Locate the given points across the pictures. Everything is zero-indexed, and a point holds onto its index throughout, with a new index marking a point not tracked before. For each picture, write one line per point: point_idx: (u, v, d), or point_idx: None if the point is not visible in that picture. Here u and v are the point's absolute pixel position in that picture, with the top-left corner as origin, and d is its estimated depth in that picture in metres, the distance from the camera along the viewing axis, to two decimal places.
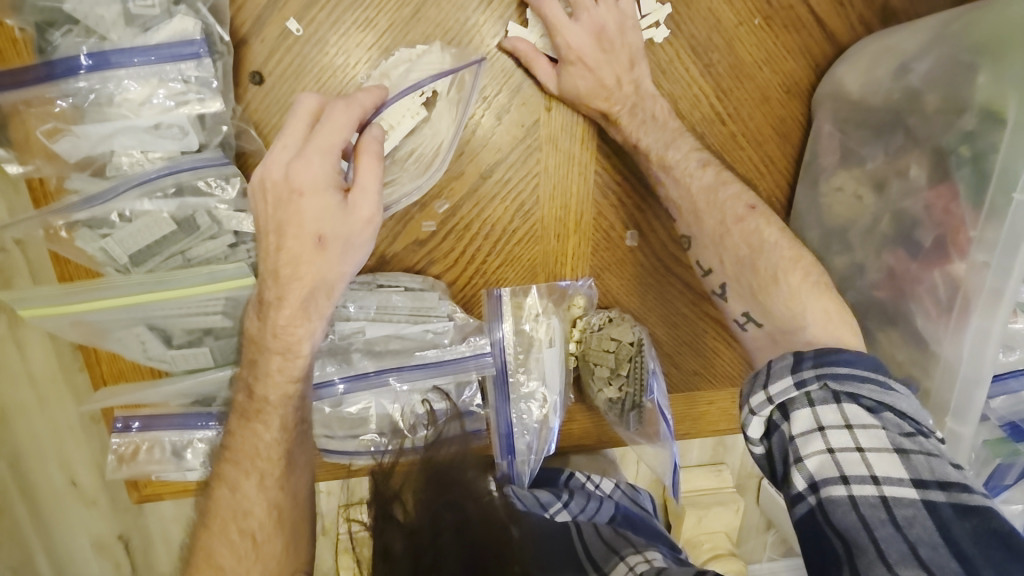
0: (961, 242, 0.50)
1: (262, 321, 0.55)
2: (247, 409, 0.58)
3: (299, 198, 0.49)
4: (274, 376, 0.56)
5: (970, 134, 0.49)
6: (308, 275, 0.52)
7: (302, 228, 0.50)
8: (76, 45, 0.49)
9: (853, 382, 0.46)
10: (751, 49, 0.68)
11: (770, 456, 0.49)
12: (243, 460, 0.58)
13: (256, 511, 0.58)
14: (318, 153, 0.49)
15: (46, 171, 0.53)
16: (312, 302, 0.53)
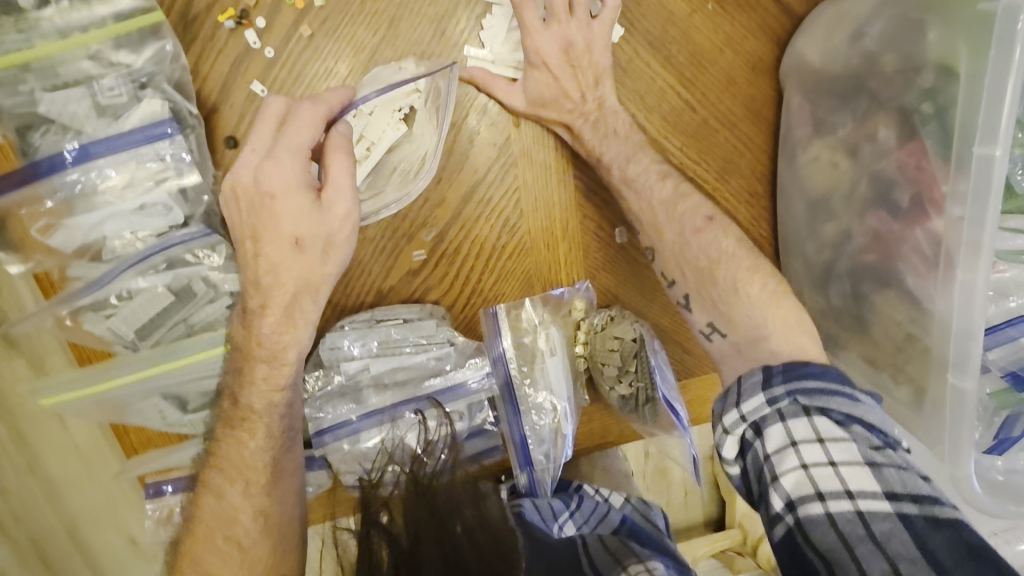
0: (938, 198, 0.50)
1: (248, 330, 0.55)
2: (232, 416, 0.57)
3: (272, 202, 0.50)
4: (259, 384, 0.55)
5: (931, 91, 0.50)
6: (290, 280, 0.53)
7: (279, 232, 0.51)
8: (56, 143, 0.52)
9: (822, 396, 0.47)
10: (709, 34, 0.68)
11: (747, 475, 0.49)
12: (227, 467, 0.57)
13: (242, 519, 0.57)
14: (287, 152, 0.50)
15: (47, 264, 0.55)
16: (297, 307, 0.54)
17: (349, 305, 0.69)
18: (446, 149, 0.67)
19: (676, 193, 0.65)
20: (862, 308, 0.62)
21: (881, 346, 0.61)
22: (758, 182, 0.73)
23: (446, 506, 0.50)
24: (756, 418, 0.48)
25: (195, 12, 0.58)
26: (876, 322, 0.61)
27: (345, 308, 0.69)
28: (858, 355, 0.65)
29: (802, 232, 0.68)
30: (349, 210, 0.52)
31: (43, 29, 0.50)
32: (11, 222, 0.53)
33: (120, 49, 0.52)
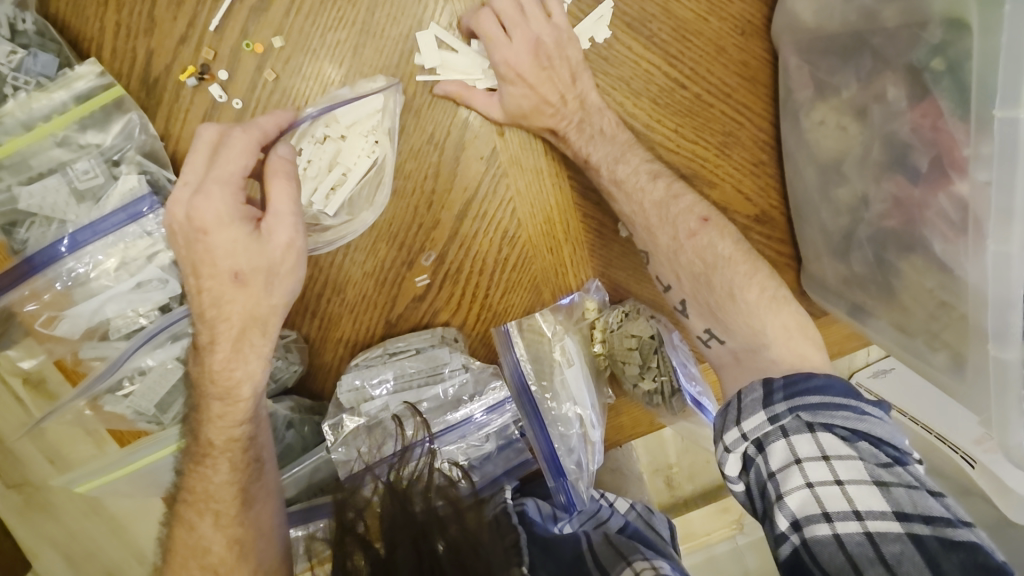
0: (959, 161, 0.46)
1: (200, 367, 0.54)
2: (194, 452, 0.57)
3: (205, 236, 0.49)
4: (217, 420, 0.55)
5: (941, 46, 0.46)
6: (235, 314, 0.51)
7: (216, 267, 0.49)
8: (43, 235, 0.51)
9: (826, 412, 0.50)
10: (690, 4, 0.64)
11: (750, 491, 0.52)
12: (196, 498, 0.57)
13: (215, 548, 0.57)
14: (217, 184, 0.48)
15: (59, 351, 0.55)
16: (246, 341, 0.53)
17: (362, 339, 0.69)
18: (433, 169, 0.64)
19: (667, 194, 0.63)
20: (888, 274, 0.59)
21: (913, 312, 0.58)
22: (761, 150, 0.70)
23: (423, 516, 0.53)
24: (757, 436, 0.51)
25: (158, 75, 0.56)
26: (904, 288, 0.58)
27: (357, 342, 0.69)
28: (888, 323, 0.62)
29: (816, 198, 0.64)
30: (287, 236, 0.50)
31: (7, 124, 0.49)
32: (12, 319, 0.53)
33: (87, 130, 0.51)
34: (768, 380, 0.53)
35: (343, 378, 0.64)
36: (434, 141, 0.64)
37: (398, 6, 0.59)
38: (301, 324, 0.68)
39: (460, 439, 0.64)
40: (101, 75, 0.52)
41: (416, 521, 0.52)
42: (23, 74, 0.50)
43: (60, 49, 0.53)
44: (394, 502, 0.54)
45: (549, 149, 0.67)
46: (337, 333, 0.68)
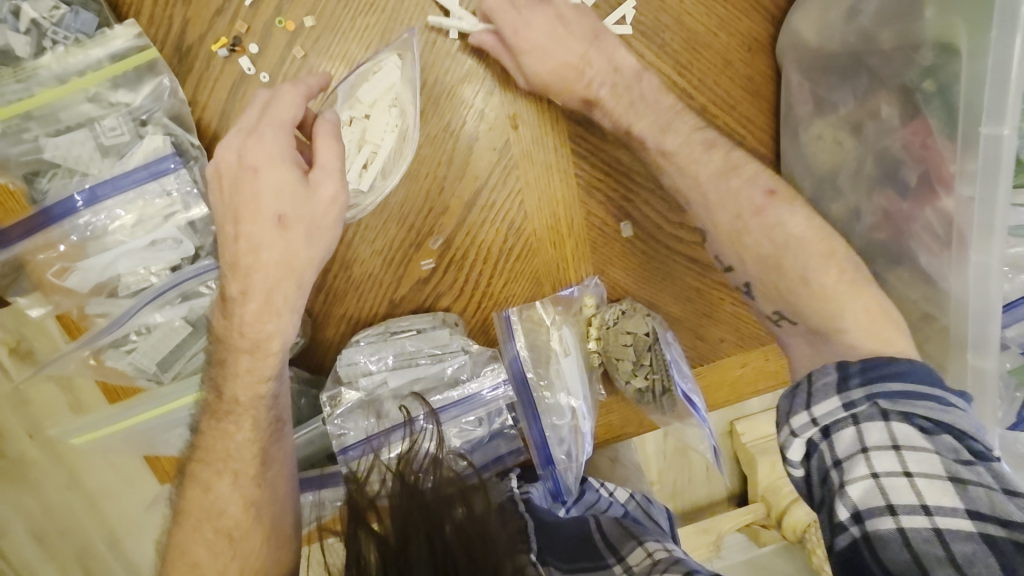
0: (945, 177, 0.49)
1: (228, 319, 0.54)
2: (218, 409, 0.57)
3: (254, 177, 0.50)
4: (243, 375, 0.56)
5: (932, 69, 0.49)
6: (270, 262, 0.52)
7: (260, 211, 0.51)
8: (64, 186, 0.53)
9: (909, 400, 0.48)
10: (701, 18, 0.67)
11: (810, 477, 0.52)
12: (216, 461, 0.58)
13: (230, 511, 0.58)
14: (270, 129, 0.50)
15: (65, 305, 0.56)
16: (278, 292, 0.53)
17: (364, 316, 0.71)
18: (447, 155, 0.67)
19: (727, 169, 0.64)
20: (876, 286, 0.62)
21: None
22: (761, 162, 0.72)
23: (434, 504, 0.53)
24: (827, 421, 0.51)
25: (191, 43, 0.58)
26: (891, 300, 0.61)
27: (359, 319, 0.70)
28: None
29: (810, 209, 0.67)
30: (334, 185, 0.52)
31: (43, 77, 0.50)
32: (23, 272, 0.54)
33: (118, 89, 0.53)
34: (844, 363, 0.51)
35: (342, 354, 0.65)
36: (451, 128, 0.66)
37: None
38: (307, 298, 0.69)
39: (455, 421, 0.65)
40: (137, 36, 0.53)
41: (426, 512, 0.52)
42: (63, 30, 0.51)
43: (100, 10, 0.53)
44: (403, 489, 0.54)
45: (565, 145, 0.69)
46: (340, 309, 0.70)
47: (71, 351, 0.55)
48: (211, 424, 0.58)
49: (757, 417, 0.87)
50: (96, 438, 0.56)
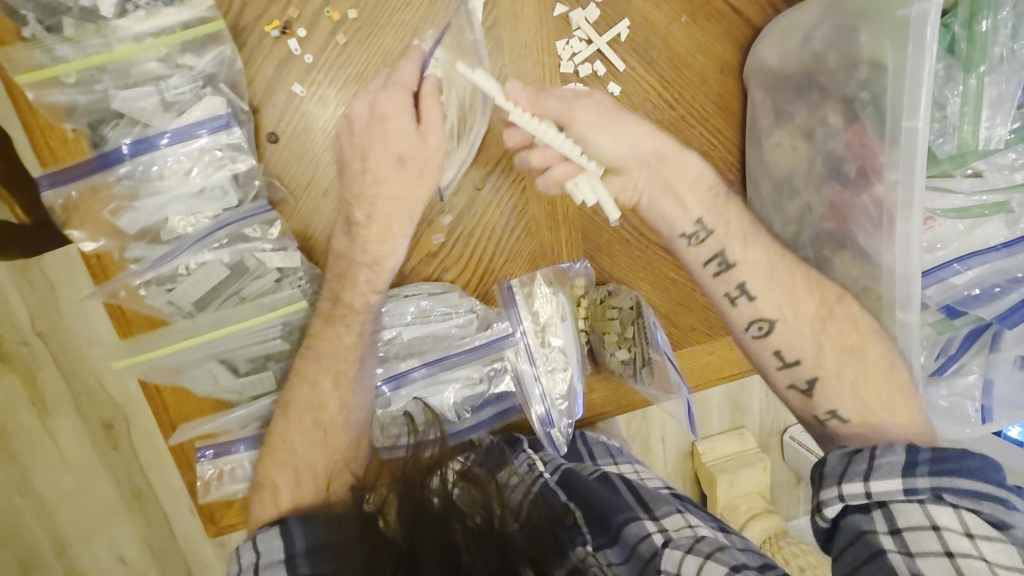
0: (878, 167, 0.61)
1: (350, 240, 0.62)
2: (332, 312, 0.64)
3: (382, 122, 0.57)
4: (360, 286, 0.63)
5: (867, 82, 0.61)
6: (392, 194, 0.59)
7: (385, 151, 0.58)
8: (124, 135, 0.59)
9: (976, 498, 0.50)
10: (684, 42, 0.78)
11: (835, 530, 0.56)
12: (323, 358, 0.64)
13: (330, 405, 0.65)
14: (395, 86, 0.58)
15: (110, 245, 0.61)
16: (396, 222, 0.60)
17: None
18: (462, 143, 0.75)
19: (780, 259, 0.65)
20: (825, 268, 0.73)
21: None
22: (729, 168, 0.84)
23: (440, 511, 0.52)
24: (881, 497, 0.53)
25: (245, 24, 0.65)
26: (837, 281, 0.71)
27: None
28: None
29: (769, 208, 0.79)
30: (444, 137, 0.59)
31: (122, 35, 0.56)
32: (85, 206, 0.59)
33: (186, 53, 0.59)
34: (915, 450, 0.53)
35: (384, 304, 0.73)
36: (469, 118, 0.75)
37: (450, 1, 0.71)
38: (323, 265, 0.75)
39: (460, 376, 0.73)
40: (209, 8, 0.59)
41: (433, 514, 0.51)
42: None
43: None
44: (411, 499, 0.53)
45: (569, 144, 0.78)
46: None
47: (121, 280, 0.61)
48: (324, 323, 0.64)
49: (716, 438, 0.98)
50: (129, 364, 0.61)
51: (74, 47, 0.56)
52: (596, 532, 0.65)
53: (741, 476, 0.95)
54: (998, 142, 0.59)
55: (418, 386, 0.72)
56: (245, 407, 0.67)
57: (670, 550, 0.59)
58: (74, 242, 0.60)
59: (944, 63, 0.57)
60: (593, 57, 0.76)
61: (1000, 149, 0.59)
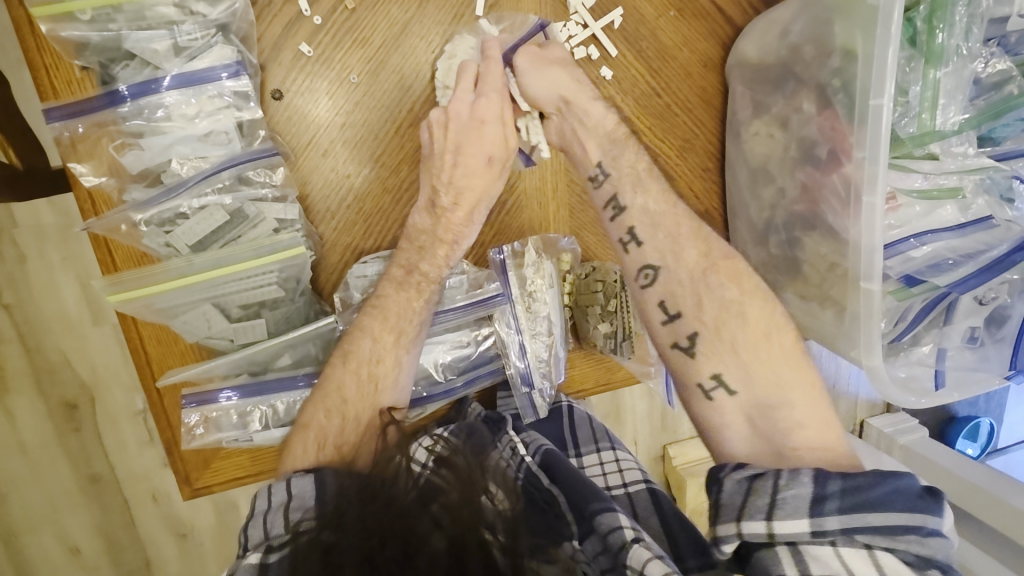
0: (847, 148, 0.66)
1: (434, 220, 0.70)
2: (404, 279, 0.70)
3: (481, 125, 0.68)
4: (438, 259, 0.71)
5: (838, 70, 0.67)
6: (478, 186, 0.70)
7: (479, 149, 0.69)
8: (133, 75, 0.60)
9: (886, 532, 0.52)
10: (671, 35, 0.83)
11: (742, 556, 0.58)
12: (390, 318, 0.69)
13: (386, 360, 0.69)
14: (493, 93, 0.68)
15: (109, 183, 0.62)
16: (477, 210, 0.71)
17: (369, 247, 0.79)
18: None
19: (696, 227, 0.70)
20: (796, 249, 0.78)
21: (811, 279, 0.77)
22: (709, 159, 0.89)
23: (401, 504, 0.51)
24: (791, 536, 0.55)
25: None
26: (806, 261, 0.77)
27: (365, 249, 0.78)
28: (793, 291, 0.81)
29: (746, 196, 0.84)
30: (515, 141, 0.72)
31: None
32: (94, 143, 0.61)
33: (200, 1, 0.60)
34: (824, 484, 0.54)
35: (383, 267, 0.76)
36: None
37: None
38: (319, 225, 0.76)
39: (447, 338, 0.76)
40: None
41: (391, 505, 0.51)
42: None
43: None
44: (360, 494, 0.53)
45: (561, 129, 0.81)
46: (348, 239, 0.78)
47: (121, 216, 0.62)
48: (397, 287, 0.70)
49: (685, 443, 1.09)
50: (123, 300, 0.62)
51: None
52: (576, 522, 0.66)
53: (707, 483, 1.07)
54: (953, 126, 0.64)
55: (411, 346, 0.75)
56: (234, 354, 0.67)
57: (639, 546, 0.59)
58: (77, 177, 0.61)
59: (907, 53, 0.64)
60: (587, 42, 0.80)
61: (954, 133, 0.64)
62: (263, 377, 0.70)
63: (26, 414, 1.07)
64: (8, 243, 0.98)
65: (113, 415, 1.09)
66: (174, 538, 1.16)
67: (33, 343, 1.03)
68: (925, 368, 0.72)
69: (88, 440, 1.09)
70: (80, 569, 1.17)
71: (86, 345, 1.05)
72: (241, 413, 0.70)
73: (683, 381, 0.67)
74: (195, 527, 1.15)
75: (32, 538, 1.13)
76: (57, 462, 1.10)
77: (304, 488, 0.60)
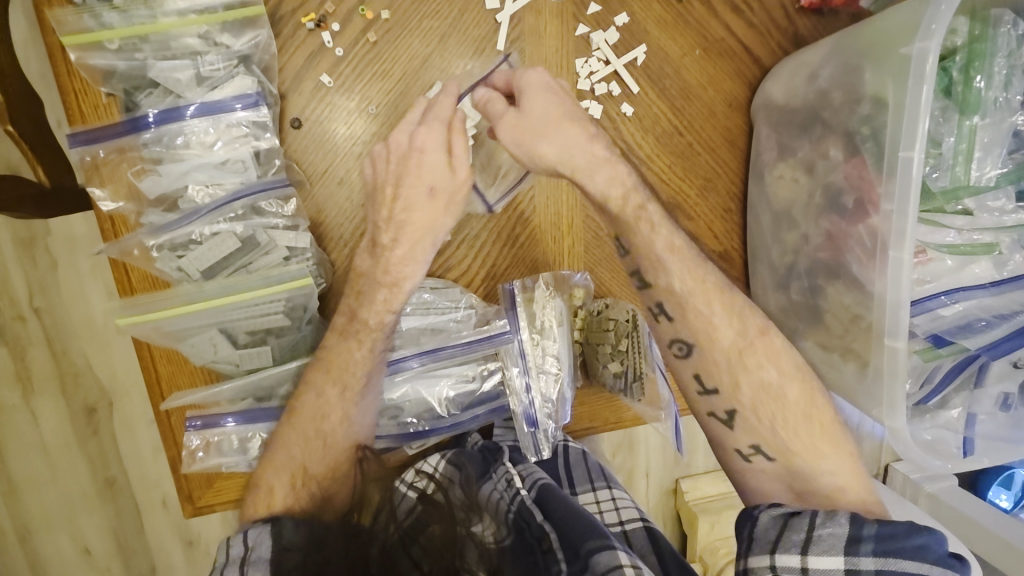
0: (875, 199, 0.64)
1: (376, 260, 0.65)
2: (345, 328, 0.67)
3: (420, 155, 0.61)
4: (377, 304, 0.65)
5: (868, 117, 0.64)
6: (420, 222, 0.63)
7: (420, 180, 0.62)
8: (156, 102, 0.61)
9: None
10: (695, 74, 0.82)
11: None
12: (333, 371, 0.67)
13: (332, 417, 0.68)
14: (435, 122, 0.62)
15: (126, 207, 0.63)
16: (420, 246, 0.64)
17: None
18: None
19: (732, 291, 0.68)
20: (818, 298, 0.75)
21: (833, 328, 0.73)
22: (731, 200, 0.87)
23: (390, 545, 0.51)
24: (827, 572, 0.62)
25: (283, 14, 0.68)
26: (829, 310, 0.74)
27: None
28: (813, 341, 0.78)
29: (768, 239, 0.82)
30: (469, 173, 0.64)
31: (168, 10, 0.59)
32: (114, 168, 0.62)
33: (225, 33, 0.62)
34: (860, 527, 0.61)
35: None
36: None
37: (480, 12, 0.74)
38: (331, 252, 0.76)
39: (453, 373, 0.74)
40: None
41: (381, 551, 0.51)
42: None
43: None
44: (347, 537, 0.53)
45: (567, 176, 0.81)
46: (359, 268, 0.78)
47: (135, 239, 0.62)
48: (339, 337, 0.67)
49: (700, 478, 1.05)
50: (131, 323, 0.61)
51: (120, 16, 0.58)
52: (569, 561, 0.64)
53: (721, 520, 1.02)
54: (989, 181, 0.62)
55: (414, 377, 0.73)
56: (239, 379, 0.67)
57: None
58: (95, 202, 0.62)
59: (941, 103, 0.61)
60: (609, 78, 0.80)
61: (990, 189, 0.62)
62: (267, 404, 0.70)
63: (48, 415, 1.09)
64: (41, 249, 1.01)
65: (132, 421, 1.11)
66: (180, 548, 1.16)
67: (59, 347, 1.05)
68: (955, 434, 0.67)
69: (106, 445, 1.11)
70: (89, 571, 1.17)
71: (111, 351, 1.07)
72: (241, 440, 0.70)
73: (718, 441, 0.72)
74: (203, 538, 1.16)
75: (46, 537, 1.14)
76: (76, 463, 1.11)
77: (260, 539, 0.58)
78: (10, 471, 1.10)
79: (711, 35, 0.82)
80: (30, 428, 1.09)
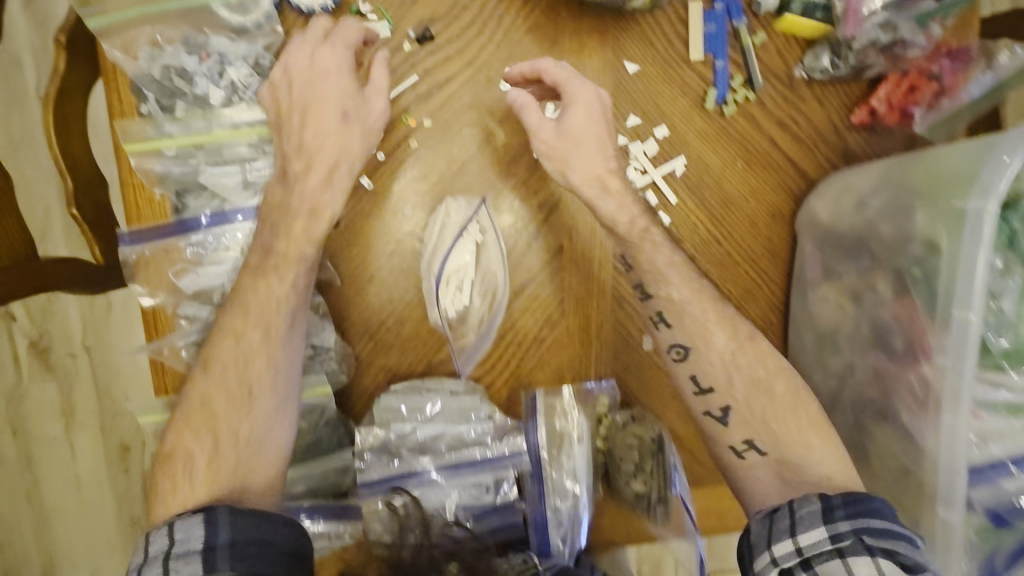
0: (926, 347, 0.59)
1: (265, 252, 0.63)
2: (231, 359, 0.62)
3: (325, 78, 0.64)
4: (272, 275, 0.63)
5: (919, 259, 0.59)
6: (330, 149, 0.65)
7: (328, 110, 0.64)
8: (203, 205, 0.65)
9: (890, 539, 0.57)
10: (738, 185, 0.80)
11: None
12: (228, 370, 0.62)
13: (255, 361, 0.62)
14: (338, 42, 0.65)
15: (164, 301, 0.65)
16: (332, 176, 0.65)
17: (401, 370, 0.78)
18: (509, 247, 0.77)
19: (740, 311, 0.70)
20: (865, 436, 0.70)
21: (881, 474, 0.68)
22: (771, 312, 0.83)
23: None
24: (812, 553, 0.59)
25: None
26: (875, 452, 0.69)
27: (399, 371, 0.78)
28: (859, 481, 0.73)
29: (809, 361, 0.77)
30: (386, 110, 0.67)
31: (223, 121, 0.63)
32: (156, 265, 0.64)
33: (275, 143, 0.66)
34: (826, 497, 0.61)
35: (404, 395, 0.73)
36: (515, 227, 0.77)
37: (518, 122, 0.74)
38: (356, 343, 0.77)
39: (466, 484, 0.72)
40: None
41: None
42: (250, 92, 0.64)
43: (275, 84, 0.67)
44: None
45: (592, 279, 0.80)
46: (382, 360, 0.77)
47: (168, 338, 0.65)
48: (220, 336, 0.62)
49: None
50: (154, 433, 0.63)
51: (180, 127, 0.63)
52: None
53: None
54: None
55: (426, 482, 0.72)
56: None
57: None
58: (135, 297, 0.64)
59: (1003, 254, 0.56)
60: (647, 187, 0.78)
61: None
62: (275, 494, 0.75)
63: None
64: None
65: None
66: None
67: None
68: None
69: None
70: None
71: None
72: None
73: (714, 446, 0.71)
74: None
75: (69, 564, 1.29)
76: (104, 505, 1.28)
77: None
78: (43, 501, 1.26)
79: (756, 146, 0.79)
80: (66, 459, 1.26)
